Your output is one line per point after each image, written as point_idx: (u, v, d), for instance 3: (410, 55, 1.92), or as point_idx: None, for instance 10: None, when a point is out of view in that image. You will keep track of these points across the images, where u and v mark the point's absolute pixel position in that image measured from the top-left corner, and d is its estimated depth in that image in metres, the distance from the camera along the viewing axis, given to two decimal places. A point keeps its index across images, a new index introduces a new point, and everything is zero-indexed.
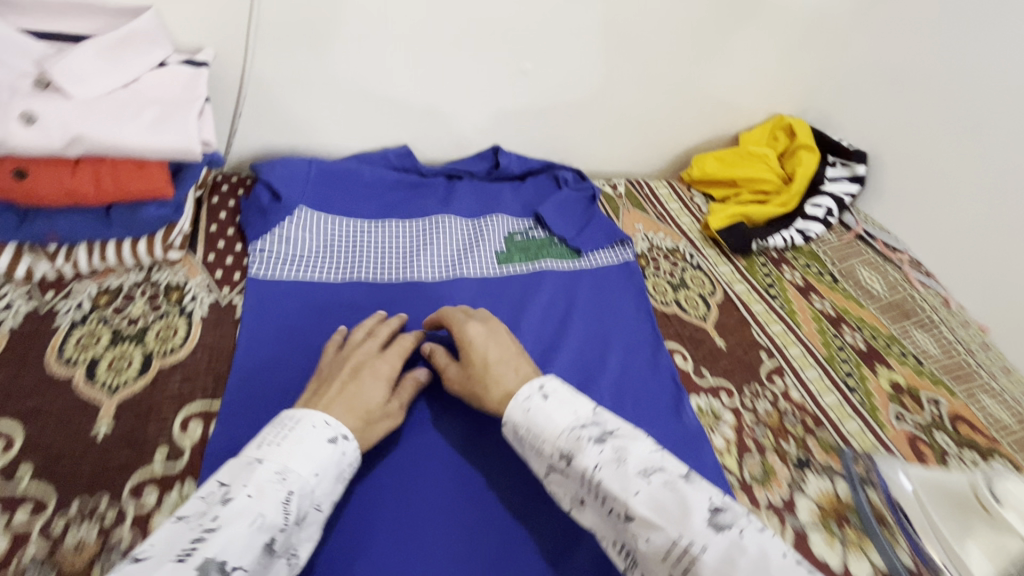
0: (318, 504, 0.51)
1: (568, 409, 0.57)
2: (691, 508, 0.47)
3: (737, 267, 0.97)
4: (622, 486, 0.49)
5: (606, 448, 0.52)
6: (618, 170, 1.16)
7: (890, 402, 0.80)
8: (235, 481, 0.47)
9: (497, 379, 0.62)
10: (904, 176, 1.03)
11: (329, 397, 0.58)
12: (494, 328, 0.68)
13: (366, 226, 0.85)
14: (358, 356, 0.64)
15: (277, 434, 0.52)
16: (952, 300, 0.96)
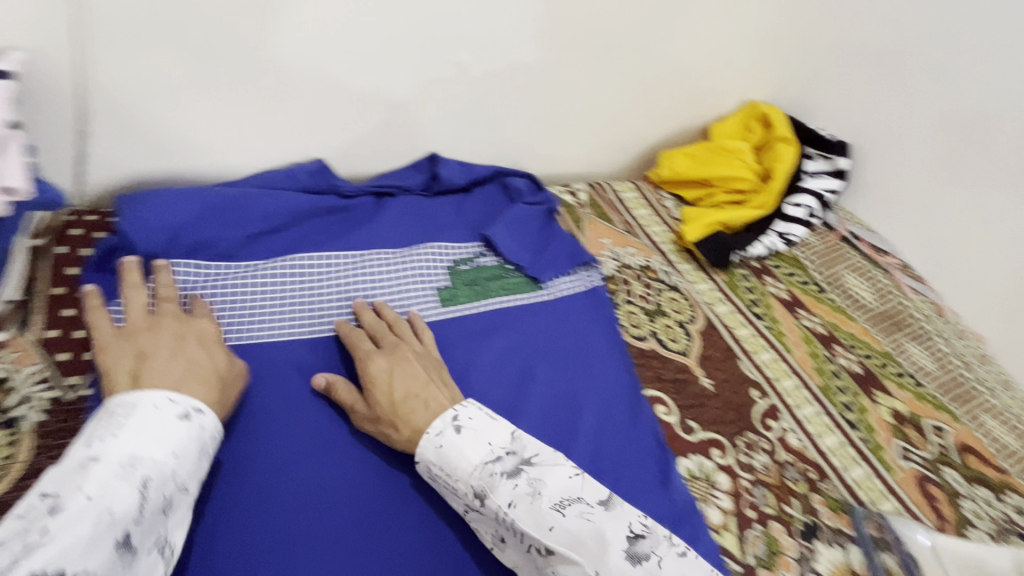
0: (184, 485, 0.44)
1: (480, 440, 0.50)
2: (609, 542, 0.45)
3: (717, 284, 0.85)
4: (537, 525, 0.45)
5: (520, 482, 0.47)
6: (577, 172, 1.03)
7: (894, 436, 0.71)
8: (65, 489, 0.38)
9: (407, 416, 0.54)
10: (889, 169, 0.94)
11: (157, 372, 0.49)
12: (403, 359, 0.58)
13: (271, 270, 0.69)
14: (172, 329, 0.54)
15: (106, 428, 0.42)
16: (945, 307, 0.88)
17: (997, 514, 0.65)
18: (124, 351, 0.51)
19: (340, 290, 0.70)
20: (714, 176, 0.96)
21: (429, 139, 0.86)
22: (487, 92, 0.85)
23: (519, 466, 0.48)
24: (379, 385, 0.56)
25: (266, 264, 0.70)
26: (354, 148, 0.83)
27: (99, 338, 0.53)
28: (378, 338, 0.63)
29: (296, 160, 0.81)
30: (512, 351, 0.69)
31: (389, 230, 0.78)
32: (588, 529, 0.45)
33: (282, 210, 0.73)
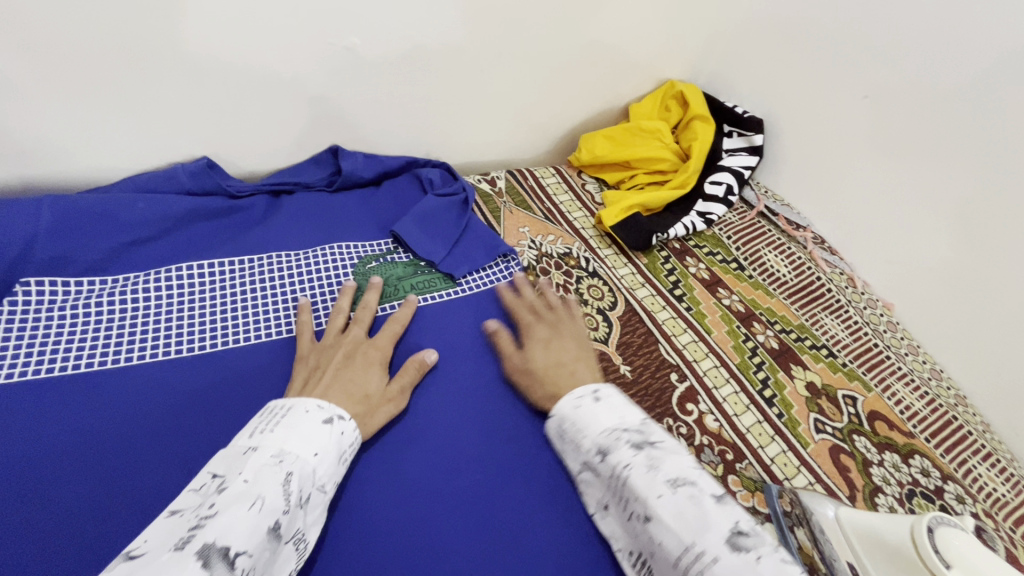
0: (323, 485, 0.44)
1: (615, 413, 0.47)
2: (714, 526, 0.38)
3: (638, 268, 0.84)
4: (647, 490, 0.41)
5: (642, 454, 0.43)
6: (497, 158, 1.00)
7: (808, 408, 0.72)
8: (230, 471, 0.40)
9: (553, 378, 0.55)
10: (800, 145, 0.95)
11: (323, 383, 0.52)
12: (562, 333, 0.62)
13: (150, 282, 0.63)
14: (349, 345, 0.59)
15: (267, 422, 0.44)
16: (856, 277, 0.90)
17: (904, 477, 0.67)
18: (304, 364, 0.56)
19: (228, 299, 0.64)
20: (634, 158, 0.94)
21: (330, 130, 0.81)
22: (387, 79, 0.80)
23: (646, 441, 0.44)
24: (528, 352, 0.60)
25: (142, 275, 0.63)
26: (246, 144, 0.77)
27: (300, 348, 0.59)
28: (538, 310, 0.67)
29: (179, 159, 0.74)
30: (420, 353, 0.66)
31: (286, 230, 0.72)
32: (694, 511, 0.39)
33: (157, 216, 0.66)
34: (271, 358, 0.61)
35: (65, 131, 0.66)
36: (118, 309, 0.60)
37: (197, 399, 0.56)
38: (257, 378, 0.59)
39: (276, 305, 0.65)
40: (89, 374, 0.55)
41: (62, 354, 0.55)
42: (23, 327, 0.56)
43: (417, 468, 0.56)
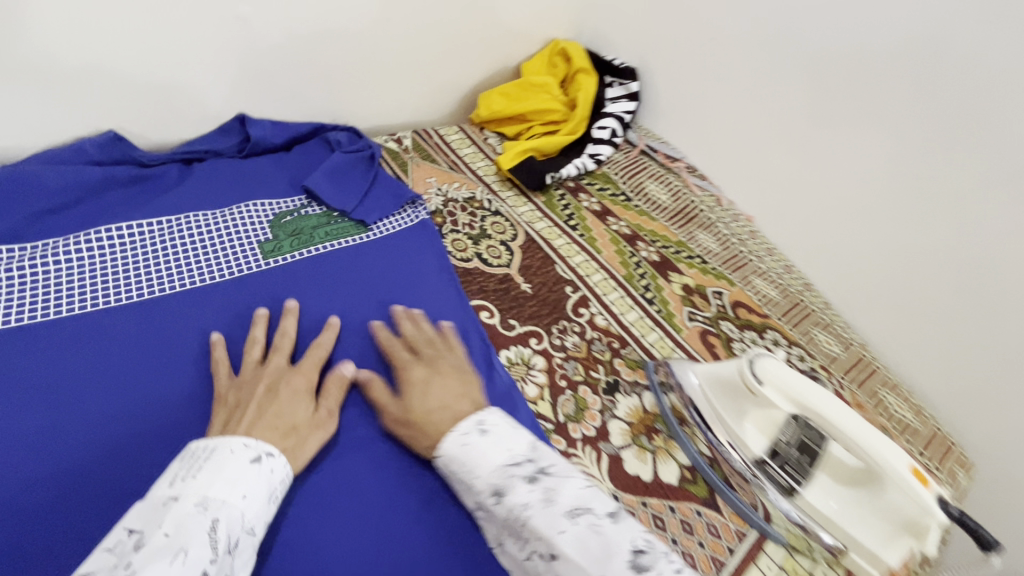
0: (253, 528, 0.45)
1: (501, 444, 0.50)
2: (618, 552, 0.41)
3: (537, 205, 0.95)
4: (548, 527, 0.44)
5: (537, 489, 0.46)
6: (403, 120, 1.07)
7: (683, 304, 0.86)
8: (149, 526, 0.41)
9: (437, 425, 0.55)
10: (669, 88, 1.08)
11: (248, 421, 0.53)
12: (438, 370, 0.61)
13: (70, 244, 0.67)
14: (271, 376, 0.59)
15: (189, 469, 0.45)
16: (723, 197, 1.05)
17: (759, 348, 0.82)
18: (223, 404, 0.56)
19: (150, 256, 0.69)
20: (528, 111, 1.04)
21: (235, 99, 0.86)
22: (286, 47, 0.86)
23: (538, 472, 0.48)
24: (408, 397, 0.58)
25: (61, 239, 0.67)
26: (151, 116, 0.81)
27: (218, 386, 0.59)
28: (415, 347, 0.65)
29: (86, 134, 0.77)
30: (336, 287, 0.74)
31: (201, 192, 0.78)
32: (595, 539, 0.42)
33: (70, 186, 0.70)
34: (196, 302, 0.67)
35: None
36: (43, 272, 0.64)
37: (129, 340, 0.62)
38: (186, 319, 0.65)
39: (197, 258, 0.71)
40: (25, 329, 0.60)
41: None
42: None
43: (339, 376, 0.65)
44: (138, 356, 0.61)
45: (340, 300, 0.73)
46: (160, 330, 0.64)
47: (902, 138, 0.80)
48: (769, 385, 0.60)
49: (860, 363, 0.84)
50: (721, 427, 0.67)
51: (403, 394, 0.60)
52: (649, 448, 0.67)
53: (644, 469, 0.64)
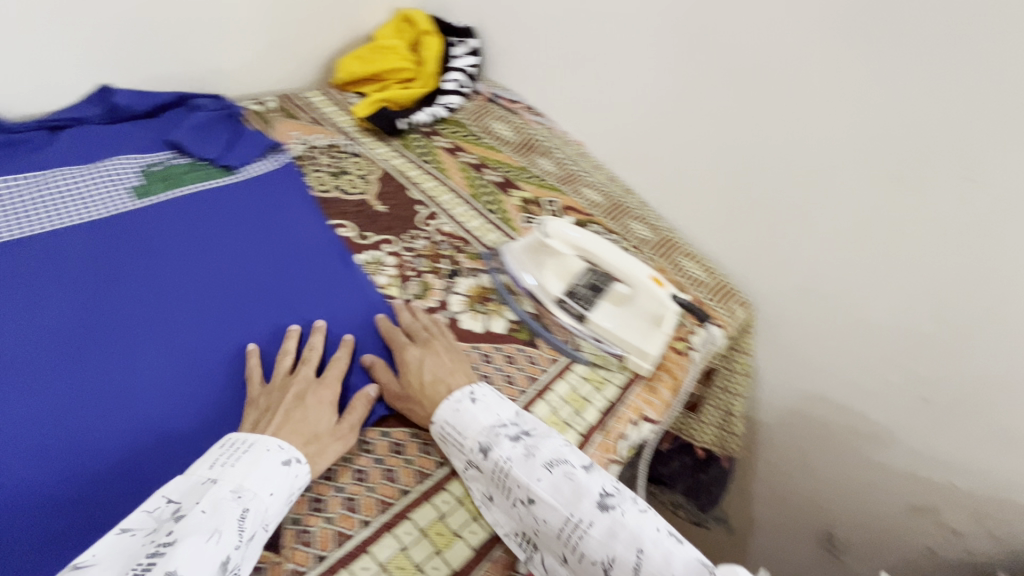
0: (269, 524, 0.52)
1: (491, 411, 0.64)
2: (588, 493, 0.57)
3: (394, 147, 1.09)
4: (529, 474, 0.58)
5: (520, 445, 0.61)
6: (266, 89, 1.18)
7: (520, 211, 1.03)
8: (188, 501, 0.51)
9: (433, 397, 0.66)
10: (502, 42, 1.25)
11: (275, 425, 0.60)
12: (431, 351, 0.71)
13: None
14: (299, 385, 0.65)
15: (230, 458, 0.54)
16: (557, 128, 1.23)
17: None
18: (255, 407, 0.64)
19: (28, 201, 0.79)
20: (381, 70, 1.19)
21: (94, 72, 0.94)
22: (136, 23, 0.95)
23: (521, 435, 0.62)
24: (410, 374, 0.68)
25: None
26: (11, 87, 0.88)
27: (251, 393, 0.67)
28: (411, 333, 0.75)
29: None
30: (203, 223, 0.86)
31: (71, 151, 0.87)
32: (568, 485, 0.58)
33: None
34: (78, 237, 0.79)
35: None
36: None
37: (19, 267, 0.74)
38: (69, 249, 0.77)
39: (67, 204, 0.81)
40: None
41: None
42: None
43: (214, 283, 0.80)
44: (17, 287, 0.73)
45: (207, 233, 0.86)
46: (35, 265, 0.75)
47: (667, 53, 1.01)
48: (555, 236, 0.79)
49: (665, 241, 1.04)
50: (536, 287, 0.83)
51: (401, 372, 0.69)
52: (483, 311, 0.82)
53: (477, 324, 0.80)
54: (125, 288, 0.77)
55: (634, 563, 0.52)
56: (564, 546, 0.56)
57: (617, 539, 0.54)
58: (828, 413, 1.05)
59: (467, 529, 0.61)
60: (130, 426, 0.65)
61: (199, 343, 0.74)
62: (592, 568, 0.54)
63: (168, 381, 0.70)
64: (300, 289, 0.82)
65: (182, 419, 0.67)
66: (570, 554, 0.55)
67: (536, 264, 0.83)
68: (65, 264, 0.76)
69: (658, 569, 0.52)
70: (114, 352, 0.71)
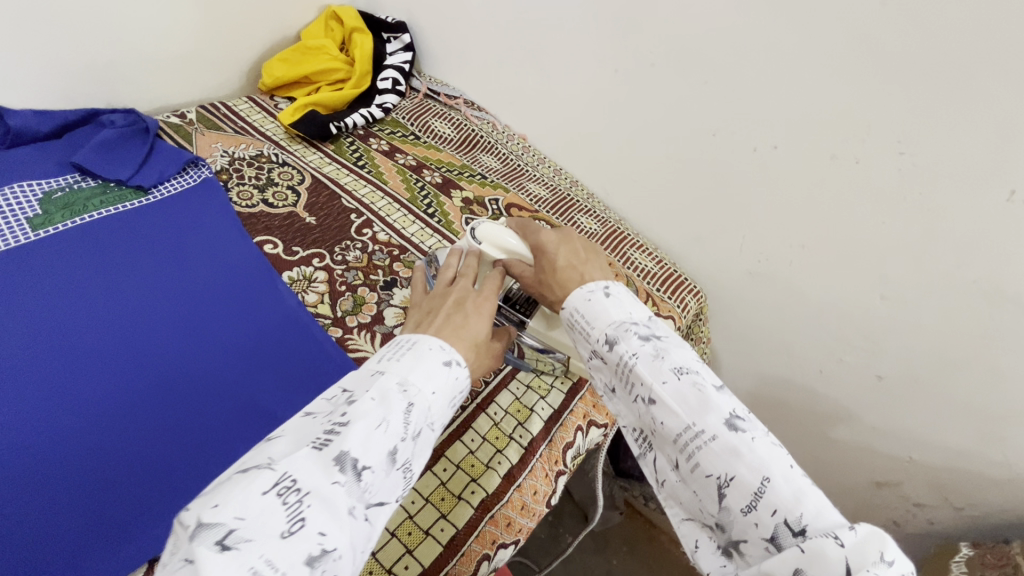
0: (434, 424, 0.47)
1: (623, 308, 0.57)
2: (717, 410, 0.49)
3: (326, 153, 1.04)
4: (654, 376, 0.52)
5: (648, 345, 0.54)
6: (187, 99, 1.11)
7: (462, 213, 0.99)
8: (358, 389, 0.45)
9: (565, 281, 0.61)
10: (436, 36, 1.20)
11: (434, 326, 0.54)
12: (567, 236, 0.66)
13: None
14: (458, 293, 0.60)
15: (395, 352, 0.48)
16: (499, 122, 1.19)
17: None
18: (418, 309, 0.60)
19: None
20: (309, 73, 1.12)
21: None
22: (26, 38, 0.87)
23: (651, 335, 0.54)
24: (548, 253, 0.64)
25: None
26: None
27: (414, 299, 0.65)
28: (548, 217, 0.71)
29: None
30: (111, 248, 0.80)
31: None
32: (696, 395, 0.50)
33: None
34: None
35: None
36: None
37: None
38: None
39: None
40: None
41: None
42: None
43: (129, 316, 0.75)
44: None
45: (117, 258, 0.79)
46: None
47: (600, 37, 0.97)
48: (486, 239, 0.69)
49: (613, 233, 1.01)
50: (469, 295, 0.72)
51: (538, 257, 0.65)
52: None
53: None
54: (24, 327, 0.70)
55: (754, 493, 0.45)
56: (679, 452, 0.50)
57: (741, 466, 0.46)
58: (790, 396, 1.03)
59: (400, 564, 0.55)
60: (24, 488, 0.59)
61: (109, 385, 0.68)
62: (705, 481, 0.48)
63: (73, 432, 0.64)
64: (220, 313, 0.78)
65: (85, 475, 0.61)
66: (683, 462, 0.50)
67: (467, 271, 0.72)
68: None
69: (782, 505, 0.44)
70: (10, 400, 0.65)
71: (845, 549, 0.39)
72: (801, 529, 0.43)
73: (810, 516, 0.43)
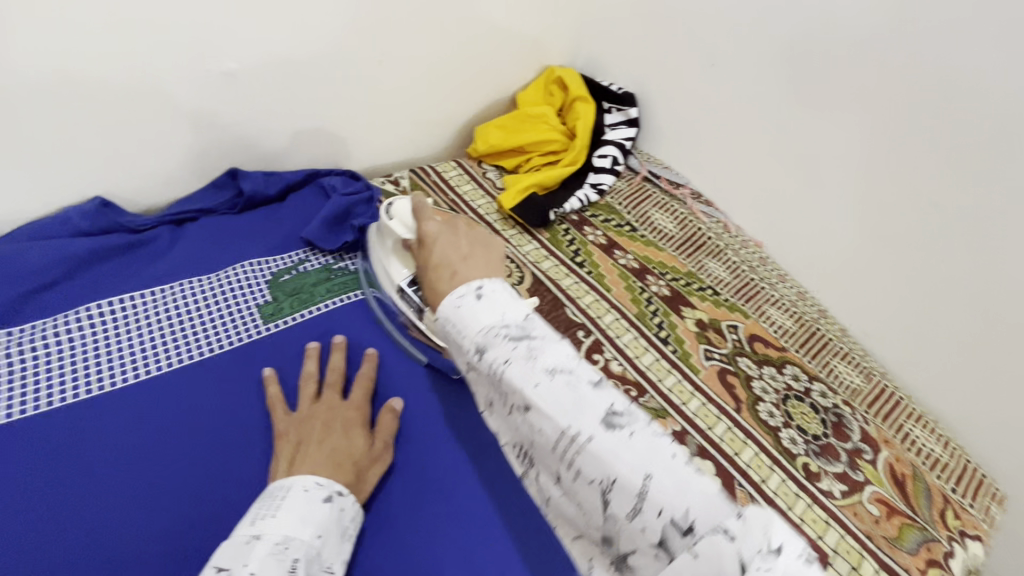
0: (327, 567, 0.49)
1: (496, 308, 0.47)
2: (592, 407, 0.41)
3: (541, 243, 0.93)
4: (526, 382, 0.43)
5: (521, 345, 0.45)
6: (400, 160, 1.04)
7: (698, 341, 0.83)
8: (235, 563, 0.43)
9: (434, 284, 0.52)
10: (669, 116, 1.05)
11: (310, 458, 0.56)
12: (456, 229, 0.58)
13: (76, 323, 0.66)
14: (327, 414, 0.62)
15: (268, 507, 0.49)
16: (730, 223, 1.02)
17: (779, 384, 0.80)
18: (286, 441, 0.59)
19: (157, 332, 0.68)
20: (527, 143, 1.02)
21: (228, 156, 0.82)
22: (275, 103, 0.81)
23: (524, 334, 0.45)
24: (426, 250, 0.56)
25: (67, 320, 0.66)
26: (138, 178, 0.76)
27: (276, 423, 0.62)
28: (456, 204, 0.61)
29: (68, 204, 0.73)
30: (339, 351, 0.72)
31: (196, 256, 0.75)
32: (572, 395, 0.42)
33: (64, 262, 0.68)
34: (208, 379, 0.66)
35: None
36: (21, 358, 0.62)
37: (142, 427, 0.61)
38: (200, 399, 0.64)
39: (193, 331, 0.69)
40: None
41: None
42: None
43: None
44: (142, 447, 0.60)
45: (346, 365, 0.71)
46: (162, 416, 0.62)
47: None
48: (386, 217, 0.69)
49: (883, 395, 0.82)
50: (384, 278, 0.74)
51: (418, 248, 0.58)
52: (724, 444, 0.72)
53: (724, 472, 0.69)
54: (255, 452, 0.62)
55: (636, 495, 0.38)
56: (558, 462, 0.42)
57: (616, 465, 0.39)
58: None
59: None
60: None
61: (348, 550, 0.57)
62: (588, 489, 0.40)
63: None
64: (451, 459, 0.66)
65: None
66: (565, 471, 0.42)
67: (382, 248, 0.75)
68: (200, 413, 0.64)
69: (665, 501, 0.37)
70: None
71: (734, 545, 0.34)
72: (687, 527, 0.36)
73: (694, 508, 0.36)
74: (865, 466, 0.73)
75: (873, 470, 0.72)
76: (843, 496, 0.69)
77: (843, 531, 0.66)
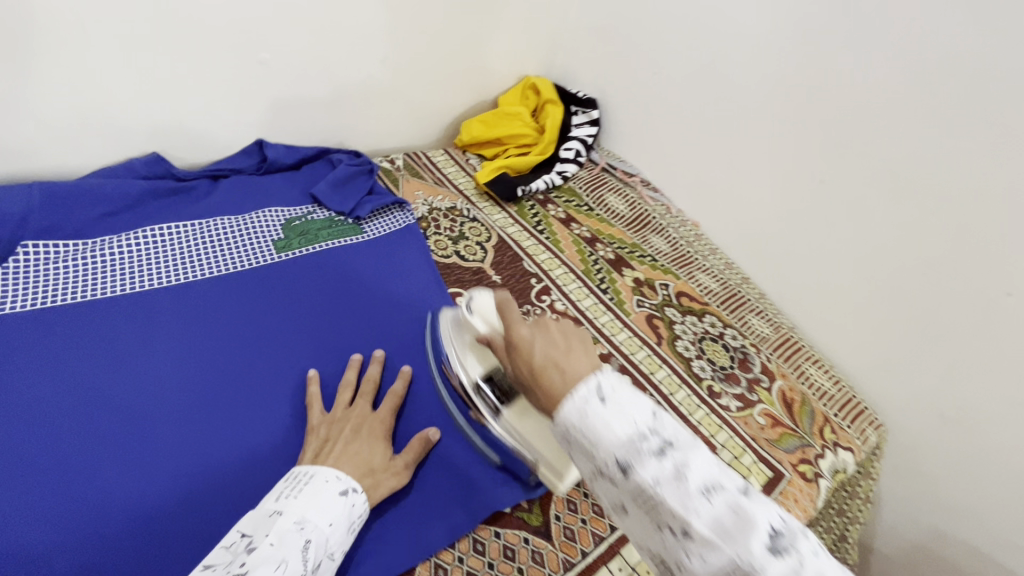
0: (333, 554, 0.54)
1: (625, 410, 0.40)
2: (757, 528, 0.35)
3: (509, 214, 1.11)
4: (682, 504, 0.37)
5: (668, 461, 0.38)
6: (397, 146, 1.24)
7: (633, 293, 1.00)
8: (257, 532, 0.52)
9: (548, 388, 0.44)
10: (623, 118, 1.25)
11: (334, 455, 0.63)
12: (550, 324, 0.49)
13: (133, 238, 0.85)
14: (357, 419, 0.69)
15: (293, 491, 0.56)
16: (672, 206, 1.21)
17: (697, 329, 0.96)
18: (315, 435, 0.67)
19: (194, 251, 0.86)
20: (503, 136, 1.22)
21: (257, 128, 1.03)
22: (297, 88, 1.02)
23: (667, 444, 0.39)
24: (525, 355, 0.47)
25: (127, 235, 0.85)
26: (186, 139, 0.97)
27: (311, 420, 0.69)
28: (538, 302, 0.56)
29: (133, 153, 0.93)
30: (334, 277, 0.90)
31: (227, 202, 0.95)
32: (735, 519, 0.36)
33: (126, 194, 0.87)
34: (230, 287, 0.84)
35: (55, 144, 0.86)
36: (85, 261, 0.80)
37: (177, 313, 0.79)
38: (223, 299, 0.82)
39: (218, 254, 0.87)
40: (71, 302, 0.76)
41: (18, 296, 0.74)
42: (46, 272, 0.77)
43: (347, 344, 0.82)
44: (177, 328, 0.77)
45: (338, 287, 0.89)
46: (193, 308, 0.80)
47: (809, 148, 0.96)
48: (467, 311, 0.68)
49: (787, 342, 0.97)
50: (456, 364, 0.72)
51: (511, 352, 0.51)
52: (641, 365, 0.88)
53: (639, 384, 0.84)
54: (262, 338, 0.79)
55: None
56: None
57: None
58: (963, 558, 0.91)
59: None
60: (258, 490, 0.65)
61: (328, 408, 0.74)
62: None
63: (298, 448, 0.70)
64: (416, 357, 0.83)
65: None
66: None
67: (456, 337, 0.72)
68: (222, 309, 0.81)
69: None
70: (251, 405, 0.72)
71: None
72: None
73: None
74: (761, 390, 0.88)
75: (768, 394, 0.87)
76: (737, 409, 0.84)
77: (732, 433, 0.81)
